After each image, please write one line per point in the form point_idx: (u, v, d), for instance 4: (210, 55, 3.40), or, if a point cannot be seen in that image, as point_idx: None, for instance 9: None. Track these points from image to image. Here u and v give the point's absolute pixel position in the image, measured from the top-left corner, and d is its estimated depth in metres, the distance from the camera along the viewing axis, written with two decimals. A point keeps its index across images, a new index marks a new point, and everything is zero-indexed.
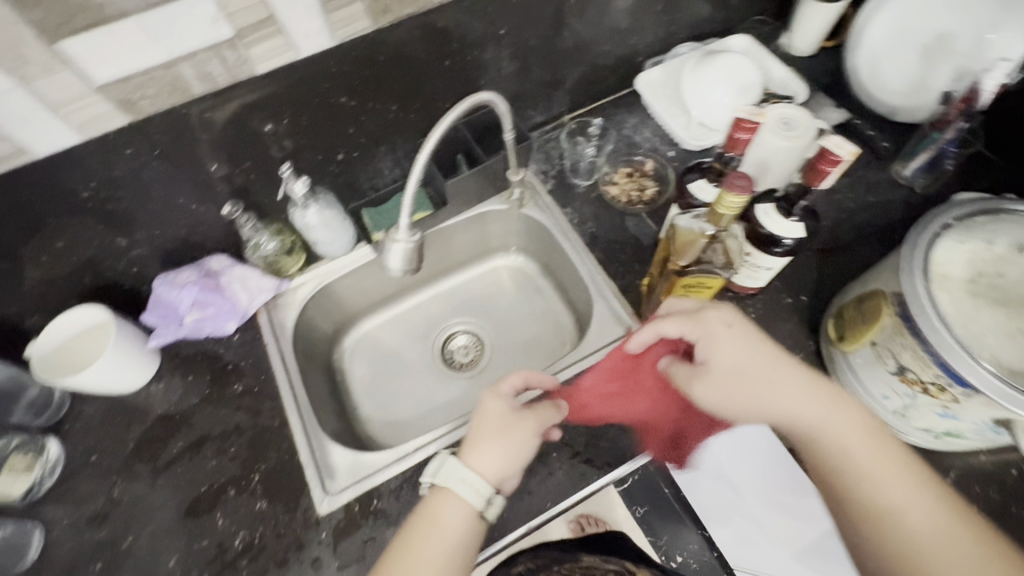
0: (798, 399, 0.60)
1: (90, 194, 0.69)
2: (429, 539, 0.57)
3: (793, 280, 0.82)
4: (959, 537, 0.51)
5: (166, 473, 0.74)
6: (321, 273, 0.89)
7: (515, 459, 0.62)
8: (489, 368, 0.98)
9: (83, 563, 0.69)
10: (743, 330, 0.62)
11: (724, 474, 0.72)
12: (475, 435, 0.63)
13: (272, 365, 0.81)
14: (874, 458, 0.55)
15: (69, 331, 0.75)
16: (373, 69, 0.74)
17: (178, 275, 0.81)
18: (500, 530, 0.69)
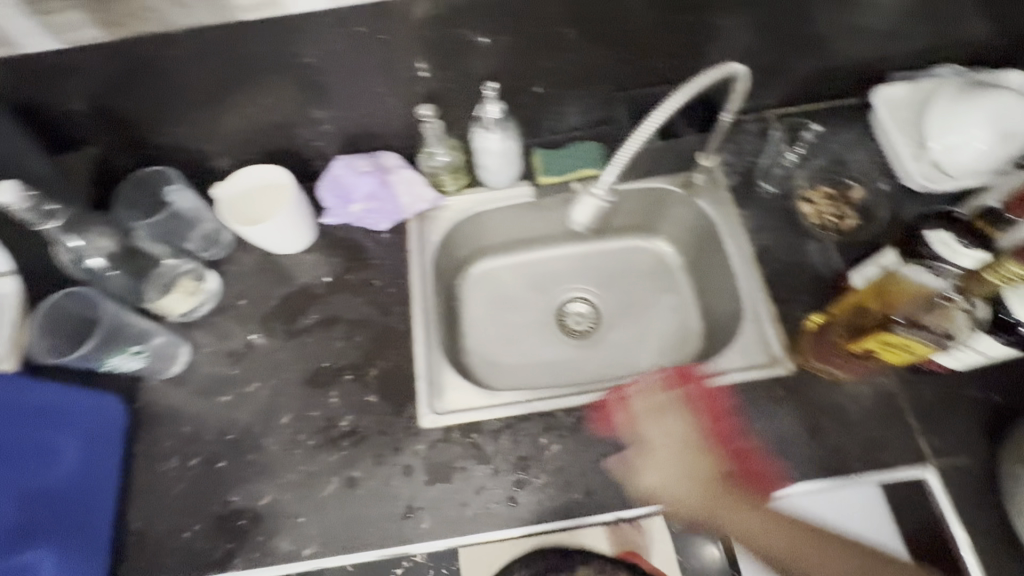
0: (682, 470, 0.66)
1: (309, 62, 0.71)
2: None
3: (992, 373, 0.70)
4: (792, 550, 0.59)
5: (298, 339, 0.79)
6: (476, 199, 0.89)
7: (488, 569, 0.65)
8: (600, 345, 0.95)
9: (213, 390, 0.76)
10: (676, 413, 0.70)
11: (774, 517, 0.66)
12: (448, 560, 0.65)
13: (409, 273, 0.83)
14: (766, 531, 0.60)
15: (252, 183, 0.80)
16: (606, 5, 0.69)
17: (356, 161, 0.84)
18: (584, 509, 0.67)
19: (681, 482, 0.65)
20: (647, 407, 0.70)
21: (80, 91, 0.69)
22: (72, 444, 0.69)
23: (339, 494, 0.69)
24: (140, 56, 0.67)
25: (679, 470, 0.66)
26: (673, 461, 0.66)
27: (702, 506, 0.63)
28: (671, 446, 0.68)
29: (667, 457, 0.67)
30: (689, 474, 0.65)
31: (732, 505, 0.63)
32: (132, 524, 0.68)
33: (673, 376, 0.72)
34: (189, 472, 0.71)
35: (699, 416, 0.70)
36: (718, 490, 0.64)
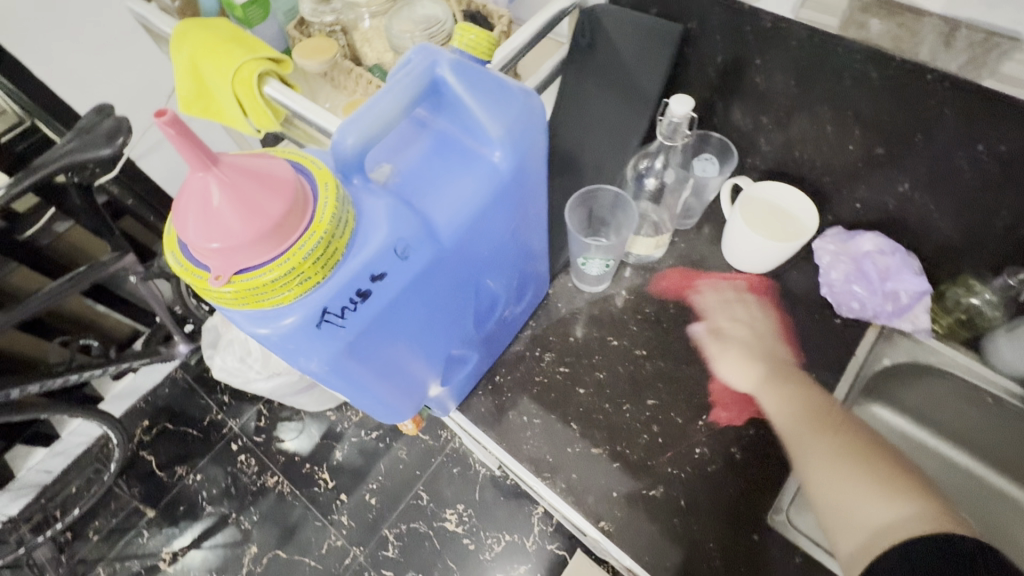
0: (748, 356, 0.73)
1: (980, 150, 0.61)
2: (780, 396, 0.68)
3: None
4: (831, 436, 0.61)
5: (747, 317, 0.78)
6: (957, 358, 0.76)
7: (775, 378, 0.70)
8: None
9: (607, 328, 0.80)
10: (746, 317, 0.79)
11: (791, 405, 0.66)
12: (754, 343, 0.75)
13: (839, 373, 0.74)
14: (782, 402, 0.67)
15: (774, 197, 0.78)
16: None
17: (889, 250, 0.74)
18: (821, 453, 0.60)
19: (753, 377, 0.71)
20: (721, 297, 0.81)
21: (740, 48, 0.70)
22: (531, 290, 0.70)
23: (658, 504, 0.67)
24: (824, 51, 0.64)
25: (746, 363, 0.73)
26: (739, 351, 0.74)
27: (764, 390, 0.69)
28: (754, 331, 0.77)
29: (737, 354, 0.74)
30: (757, 353, 0.73)
31: (817, 428, 0.62)
32: (499, 376, 0.77)
33: (705, 285, 0.82)
34: (553, 376, 0.76)
35: (712, 292, 0.81)
36: (786, 380, 0.70)
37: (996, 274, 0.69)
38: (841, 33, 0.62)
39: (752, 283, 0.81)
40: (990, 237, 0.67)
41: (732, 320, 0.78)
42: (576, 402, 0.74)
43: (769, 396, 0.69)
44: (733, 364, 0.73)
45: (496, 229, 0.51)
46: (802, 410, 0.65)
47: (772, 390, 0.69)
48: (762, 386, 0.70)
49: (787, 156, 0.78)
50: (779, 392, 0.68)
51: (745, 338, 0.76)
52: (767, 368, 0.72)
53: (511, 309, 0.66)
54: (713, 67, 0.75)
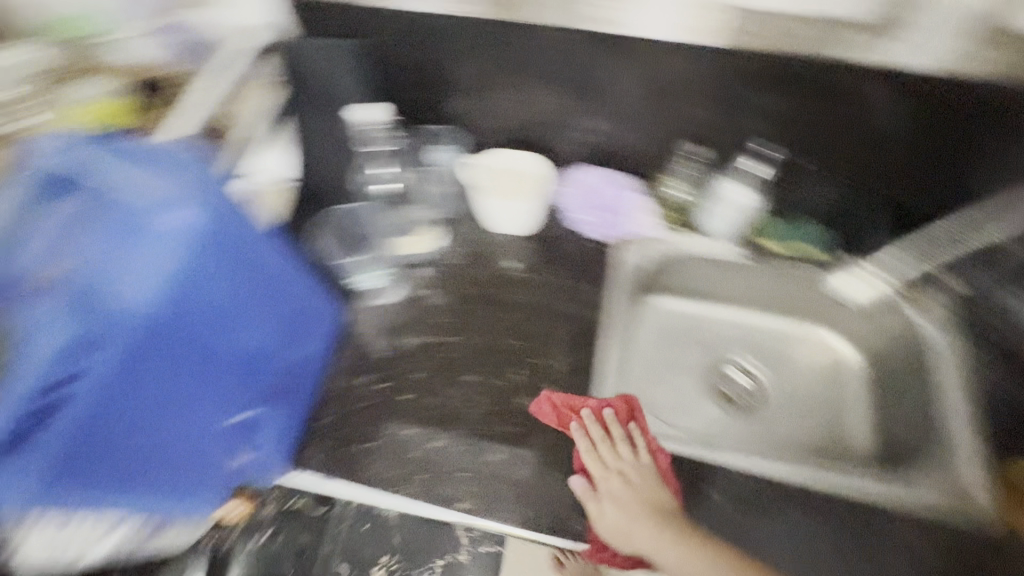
0: (627, 506, 0.67)
1: (614, 79, 0.80)
2: (639, 526, 0.65)
3: None
4: (681, 539, 0.63)
5: (598, 458, 0.71)
6: (688, 240, 0.89)
7: (632, 513, 0.66)
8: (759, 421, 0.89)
9: (410, 329, 0.83)
10: (620, 485, 0.69)
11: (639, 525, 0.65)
12: (632, 509, 0.67)
13: (607, 287, 0.87)
14: (634, 527, 0.65)
15: (506, 163, 0.89)
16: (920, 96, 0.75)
17: (605, 174, 0.91)
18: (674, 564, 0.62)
19: (633, 540, 0.65)
20: (600, 440, 0.72)
21: (427, 50, 0.80)
22: (318, 329, 0.74)
23: (502, 462, 0.73)
24: (482, 33, 0.78)
25: (625, 511, 0.67)
26: (620, 514, 0.66)
27: (670, 560, 0.62)
28: (628, 483, 0.69)
29: (622, 515, 0.66)
30: (649, 501, 0.67)
31: (676, 558, 0.62)
32: (320, 421, 0.75)
33: (618, 410, 0.75)
34: (374, 395, 0.77)
35: (593, 428, 0.73)
36: (669, 531, 0.64)
37: (675, 165, 0.89)
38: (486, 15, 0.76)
39: (623, 411, 0.75)
40: (656, 136, 0.86)
41: (632, 481, 0.69)
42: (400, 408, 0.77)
43: (626, 526, 0.66)
44: (613, 518, 0.66)
45: (214, 281, 0.56)
46: (655, 540, 0.64)
47: (696, 564, 0.60)
48: (647, 540, 0.65)
49: (500, 127, 0.89)
50: (700, 564, 0.60)
51: (627, 500, 0.67)
52: (649, 529, 0.65)
53: (294, 353, 0.69)
54: (408, 70, 0.83)
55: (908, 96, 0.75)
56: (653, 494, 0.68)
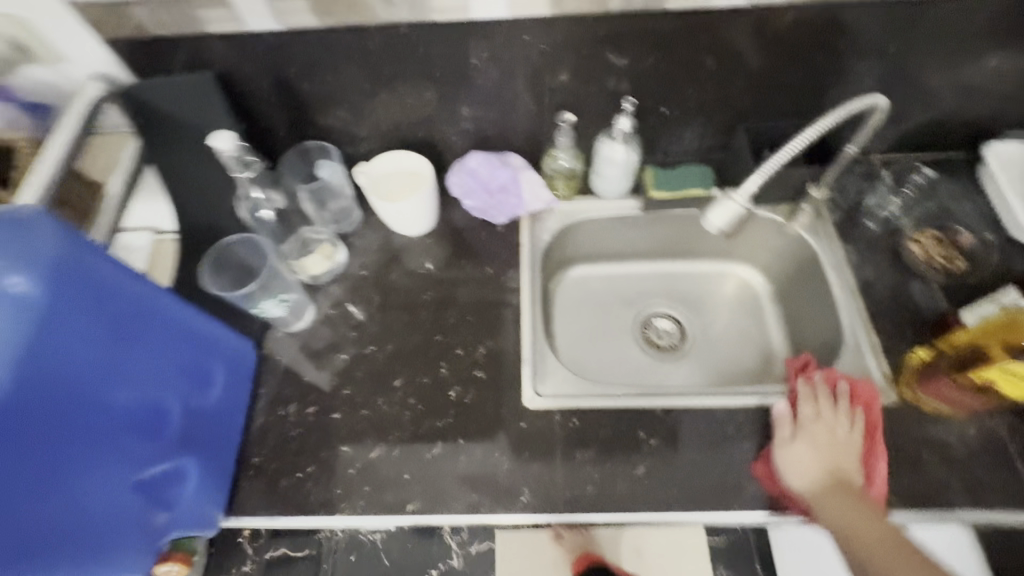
0: (821, 452, 0.68)
1: (477, 63, 0.76)
2: (831, 488, 0.65)
3: None
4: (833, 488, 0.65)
5: (832, 423, 0.70)
6: (586, 206, 0.94)
7: (821, 462, 0.67)
8: (689, 358, 0.96)
9: (332, 347, 0.82)
10: (814, 433, 0.69)
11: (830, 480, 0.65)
12: (810, 432, 0.70)
13: (520, 265, 0.89)
14: (828, 491, 0.64)
15: (396, 165, 0.88)
16: (774, 37, 0.74)
17: (489, 158, 0.89)
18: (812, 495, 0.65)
19: (811, 472, 0.66)
20: (812, 396, 0.73)
21: (268, 67, 0.76)
22: (221, 371, 0.70)
23: (444, 456, 0.73)
24: (327, 46, 0.73)
25: (814, 457, 0.67)
26: (806, 451, 0.68)
27: (825, 501, 0.64)
28: (829, 433, 0.69)
29: (794, 448, 0.69)
30: (833, 465, 0.66)
31: (843, 501, 0.63)
32: (255, 458, 0.73)
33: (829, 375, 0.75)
34: (305, 422, 0.76)
35: (820, 389, 0.73)
36: (844, 489, 0.64)
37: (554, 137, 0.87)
38: (323, 24, 0.70)
39: (828, 380, 0.74)
40: (535, 112, 0.85)
41: (818, 433, 0.69)
42: (336, 425, 0.76)
43: (804, 476, 0.66)
44: (800, 459, 0.67)
45: (82, 342, 0.49)
46: (823, 480, 0.65)
47: (836, 499, 0.63)
48: (822, 493, 0.64)
49: (380, 131, 0.87)
50: (836, 494, 0.64)
51: (816, 446, 0.68)
52: (819, 465, 0.67)
53: (198, 400, 0.65)
54: (266, 91, 0.79)
55: (750, 36, 0.74)
56: (844, 459, 0.67)
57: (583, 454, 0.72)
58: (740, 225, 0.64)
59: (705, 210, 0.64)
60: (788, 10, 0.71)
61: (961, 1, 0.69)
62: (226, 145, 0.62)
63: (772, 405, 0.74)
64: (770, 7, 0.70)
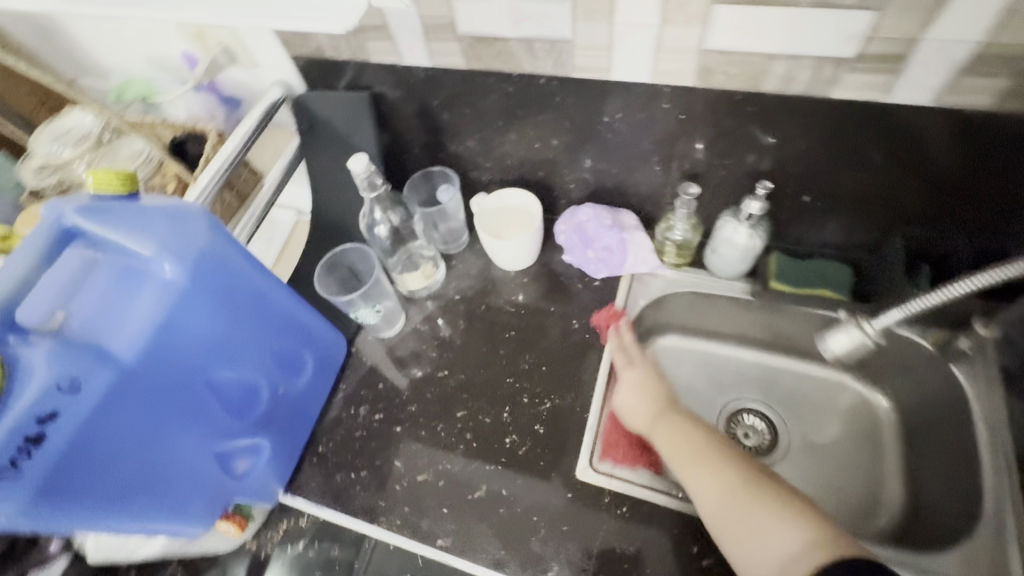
0: (646, 393, 0.75)
1: (608, 120, 0.75)
2: (642, 410, 0.74)
3: None
4: (700, 448, 0.65)
5: (623, 346, 0.81)
6: (694, 279, 0.88)
7: (646, 411, 0.73)
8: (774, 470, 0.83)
9: (411, 362, 0.86)
10: (644, 374, 0.77)
11: (667, 424, 0.70)
12: (647, 377, 0.76)
13: (608, 326, 0.86)
14: (669, 432, 0.69)
15: (509, 202, 0.90)
16: (960, 145, 0.62)
17: (600, 212, 0.87)
18: (676, 449, 0.67)
19: (659, 424, 0.71)
20: (623, 346, 0.81)
21: (415, 96, 0.81)
22: (311, 360, 0.76)
23: (484, 502, 0.73)
24: (470, 85, 0.76)
25: (644, 400, 0.74)
26: (633, 394, 0.76)
27: (686, 455, 0.66)
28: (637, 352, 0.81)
29: (634, 395, 0.75)
30: (655, 394, 0.74)
31: (700, 458, 0.64)
32: (321, 448, 0.80)
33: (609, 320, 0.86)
34: (370, 426, 0.81)
35: (625, 334, 0.82)
36: (677, 418, 0.70)
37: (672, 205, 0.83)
38: (469, 67, 0.73)
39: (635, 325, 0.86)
40: (660, 175, 0.81)
41: (644, 374, 0.77)
42: (396, 437, 0.80)
43: (650, 420, 0.72)
44: (631, 398, 0.75)
45: (197, 322, 0.56)
46: (659, 410, 0.72)
47: (673, 429, 0.69)
48: (654, 422, 0.72)
49: (503, 166, 0.90)
50: (667, 423, 0.70)
51: (629, 381, 0.77)
52: (659, 412, 0.72)
53: (286, 385, 0.71)
54: (410, 115, 0.85)
55: (930, 142, 0.63)
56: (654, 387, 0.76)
57: (625, 549, 0.68)
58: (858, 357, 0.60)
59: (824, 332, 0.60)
60: (990, 123, 0.59)
61: None
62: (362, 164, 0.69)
63: None
64: (966, 114, 0.59)
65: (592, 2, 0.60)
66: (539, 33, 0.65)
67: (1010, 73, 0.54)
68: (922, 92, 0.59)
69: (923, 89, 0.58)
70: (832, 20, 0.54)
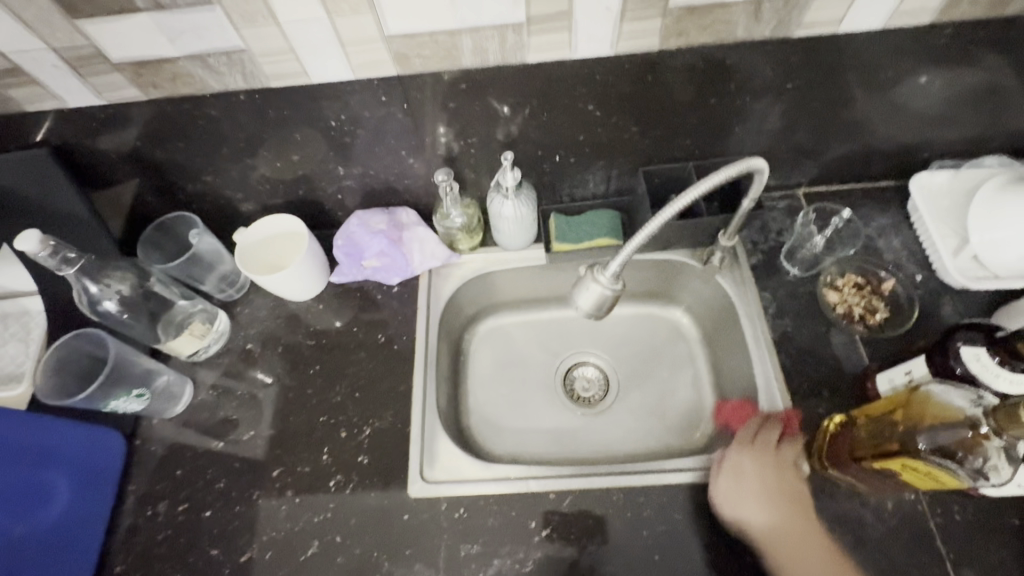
0: (762, 476, 0.66)
1: (336, 124, 0.69)
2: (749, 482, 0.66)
3: (974, 502, 0.65)
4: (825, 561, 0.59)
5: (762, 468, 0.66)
6: (491, 258, 0.88)
7: (758, 492, 0.65)
8: (611, 412, 0.89)
9: (208, 434, 0.76)
10: (766, 458, 0.67)
11: (786, 527, 0.63)
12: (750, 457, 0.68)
13: (416, 331, 0.83)
14: (774, 530, 0.63)
15: (276, 229, 0.81)
16: (653, 82, 0.67)
17: (373, 218, 0.83)
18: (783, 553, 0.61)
19: (773, 519, 0.63)
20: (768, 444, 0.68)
21: (111, 139, 0.69)
22: (62, 481, 0.67)
23: (319, 557, 0.67)
24: (169, 115, 0.67)
25: (755, 485, 0.66)
26: (739, 479, 0.67)
27: None
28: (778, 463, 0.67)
29: (751, 478, 0.66)
30: (786, 493, 0.65)
31: None
32: (116, 568, 0.68)
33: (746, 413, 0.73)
34: (175, 521, 0.71)
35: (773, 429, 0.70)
36: (799, 521, 0.63)
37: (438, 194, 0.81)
38: (153, 95, 0.64)
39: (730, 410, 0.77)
40: (419, 166, 0.78)
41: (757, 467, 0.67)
42: (209, 523, 0.70)
43: (749, 509, 0.64)
44: (744, 486, 0.66)
45: None
46: (760, 488, 0.65)
47: (815, 559, 0.60)
48: (775, 525, 0.63)
49: (255, 192, 0.80)
50: (796, 548, 0.61)
51: (759, 485, 0.65)
52: (801, 522, 0.63)
53: (27, 524, 0.63)
54: (116, 161, 0.73)
55: (630, 84, 0.67)
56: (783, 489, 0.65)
57: (472, 550, 0.67)
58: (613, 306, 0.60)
59: (573, 289, 0.60)
60: (670, 54, 0.64)
61: (857, 38, 0.64)
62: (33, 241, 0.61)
63: (654, 482, 0.70)
64: (646, 53, 0.64)
65: (243, 5, 0.56)
66: (202, 46, 0.59)
67: (660, 14, 0.59)
68: (601, 42, 0.62)
69: (600, 40, 0.62)
70: None
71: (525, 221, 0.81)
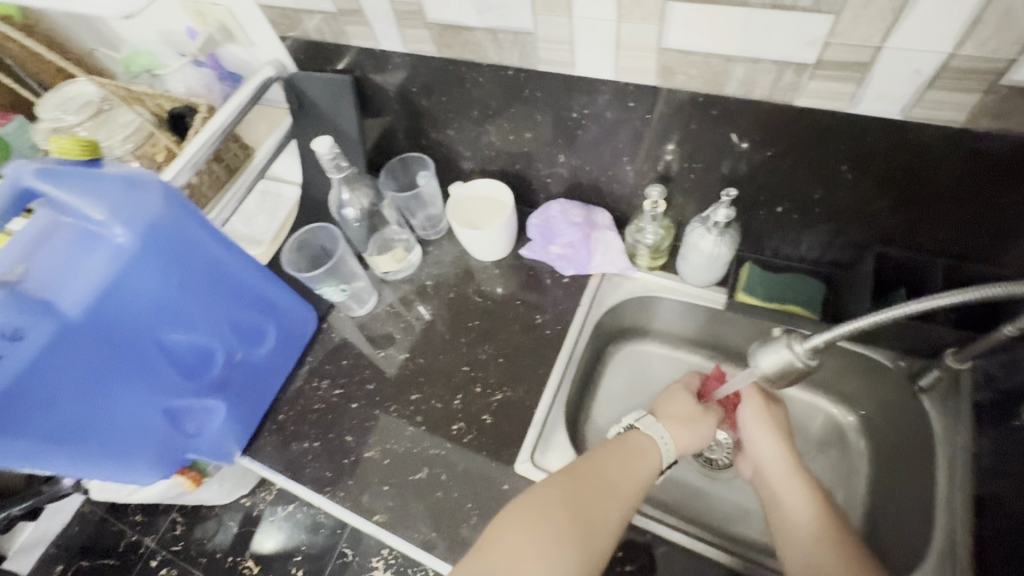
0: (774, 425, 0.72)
1: (578, 116, 0.74)
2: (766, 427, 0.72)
3: None
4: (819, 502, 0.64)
5: (774, 421, 0.72)
6: (667, 283, 0.86)
7: (769, 435, 0.71)
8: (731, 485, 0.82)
9: (374, 342, 0.88)
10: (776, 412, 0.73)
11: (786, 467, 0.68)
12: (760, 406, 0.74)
13: (569, 325, 0.85)
14: (781, 468, 0.68)
15: (487, 192, 0.90)
16: (937, 158, 0.58)
17: (571, 209, 0.87)
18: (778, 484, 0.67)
19: (778, 455, 0.69)
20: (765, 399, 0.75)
21: (395, 80, 0.82)
22: (273, 331, 0.82)
23: (425, 483, 0.75)
24: (446, 73, 0.77)
25: (770, 432, 0.71)
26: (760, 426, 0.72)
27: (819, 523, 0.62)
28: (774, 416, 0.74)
29: (764, 427, 0.72)
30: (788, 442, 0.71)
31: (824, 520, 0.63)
32: (280, 416, 0.83)
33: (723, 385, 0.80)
34: (329, 399, 0.84)
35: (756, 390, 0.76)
36: (800, 473, 0.67)
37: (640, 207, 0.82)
38: (442, 55, 0.75)
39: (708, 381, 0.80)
40: (633, 175, 0.79)
41: (766, 420, 0.72)
42: (352, 413, 0.82)
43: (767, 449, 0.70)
44: (762, 433, 0.72)
45: (143, 284, 0.63)
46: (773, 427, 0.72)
47: (805, 497, 0.64)
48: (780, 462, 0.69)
49: (481, 156, 0.90)
50: (794, 487, 0.66)
51: (770, 428, 0.72)
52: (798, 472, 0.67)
53: (244, 353, 0.79)
54: (391, 100, 0.86)
55: (905, 153, 0.59)
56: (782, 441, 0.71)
57: None
58: (796, 377, 0.55)
59: (758, 344, 0.57)
60: (974, 135, 0.55)
61: None
62: (324, 146, 0.77)
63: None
64: (942, 127, 0.56)
65: None
66: (497, 23, 0.67)
67: (981, 89, 0.51)
68: (891, 103, 0.56)
69: (891, 100, 0.56)
70: (785, 27, 0.53)
71: (719, 260, 0.78)
